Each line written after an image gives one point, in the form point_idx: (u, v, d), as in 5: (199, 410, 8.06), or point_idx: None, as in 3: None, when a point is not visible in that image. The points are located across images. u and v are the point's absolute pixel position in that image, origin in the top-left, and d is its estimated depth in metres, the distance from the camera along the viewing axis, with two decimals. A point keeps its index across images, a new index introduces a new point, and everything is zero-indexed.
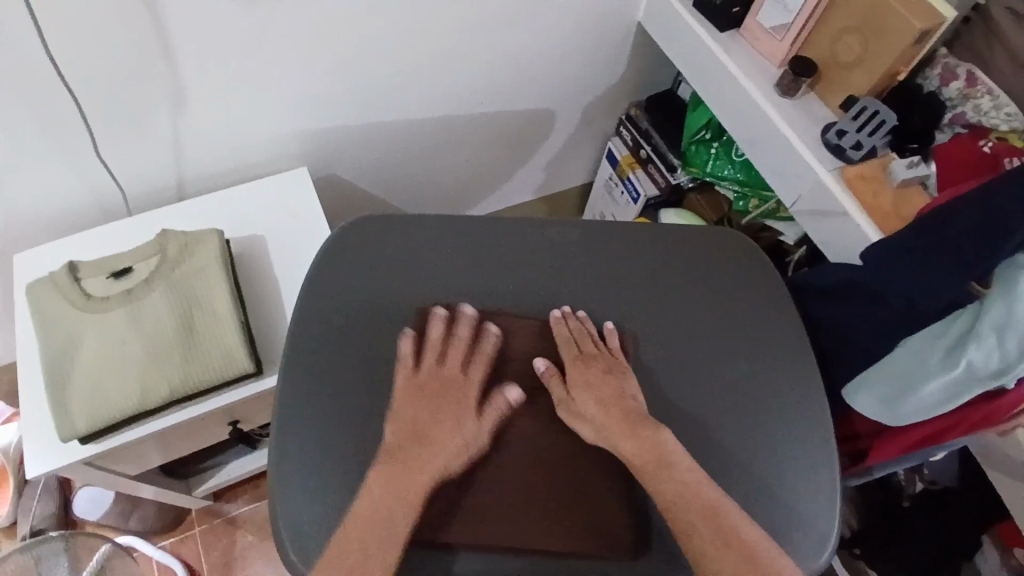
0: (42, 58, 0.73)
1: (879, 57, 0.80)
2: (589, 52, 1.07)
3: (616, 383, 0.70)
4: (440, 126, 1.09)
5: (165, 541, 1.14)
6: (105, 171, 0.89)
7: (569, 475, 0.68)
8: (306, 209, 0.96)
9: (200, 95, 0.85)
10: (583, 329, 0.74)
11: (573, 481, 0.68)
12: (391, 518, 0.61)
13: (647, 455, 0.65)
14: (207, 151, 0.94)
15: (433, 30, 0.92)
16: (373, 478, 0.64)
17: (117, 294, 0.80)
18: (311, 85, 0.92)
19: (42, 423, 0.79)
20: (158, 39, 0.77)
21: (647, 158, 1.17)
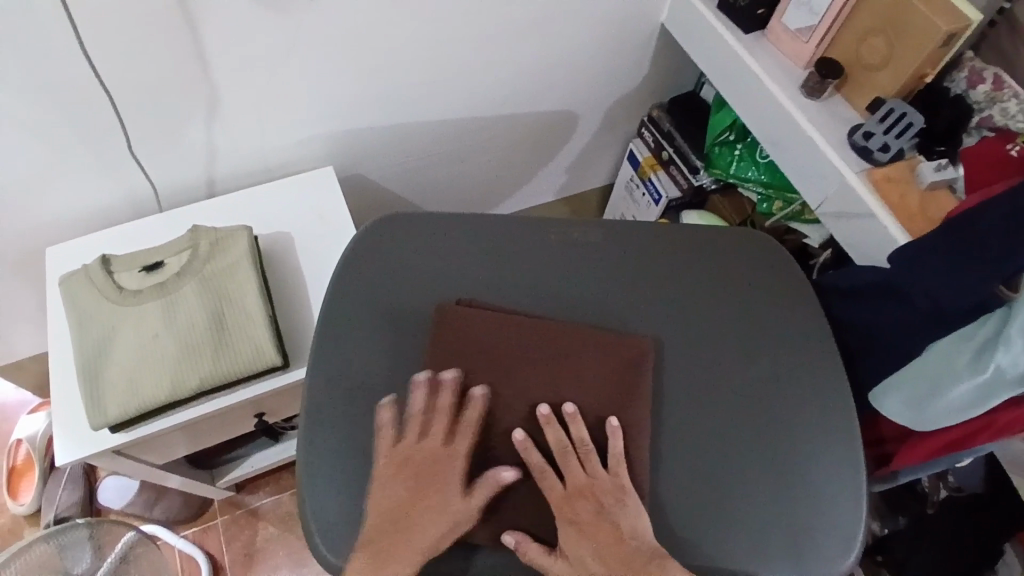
0: (82, 61, 0.75)
1: (907, 58, 0.80)
2: (612, 55, 1.08)
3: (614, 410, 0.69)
4: (464, 128, 1.10)
5: (188, 532, 1.16)
6: (138, 169, 0.91)
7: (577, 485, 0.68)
8: (333, 207, 0.98)
9: (231, 98, 0.87)
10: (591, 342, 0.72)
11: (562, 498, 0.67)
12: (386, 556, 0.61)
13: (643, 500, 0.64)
14: (236, 151, 0.96)
15: (459, 34, 0.93)
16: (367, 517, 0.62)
17: (149, 288, 0.82)
18: (339, 88, 0.94)
19: (73, 414, 0.80)
20: (192, 44, 0.78)
21: (670, 159, 1.17)
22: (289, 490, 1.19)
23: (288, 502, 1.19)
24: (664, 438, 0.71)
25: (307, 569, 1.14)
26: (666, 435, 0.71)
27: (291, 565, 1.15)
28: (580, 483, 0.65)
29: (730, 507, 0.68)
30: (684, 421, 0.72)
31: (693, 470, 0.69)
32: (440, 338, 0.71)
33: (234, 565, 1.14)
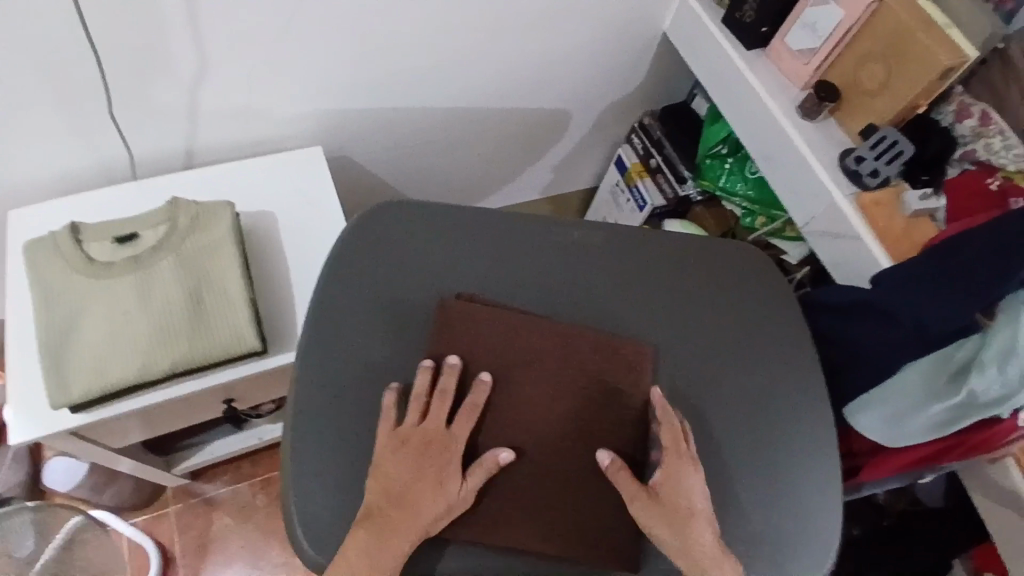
0: (68, 19, 0.70)
1: (904, 88, 0.82)
2: (611, 58, 1.08)
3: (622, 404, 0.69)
4: (456, 118, 1.08)
5: (140, 518, 1.11)
6: (116, 136, 0.86)
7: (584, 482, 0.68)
8: (320, 188, 0.94)
9: (224, 66, 0.83)
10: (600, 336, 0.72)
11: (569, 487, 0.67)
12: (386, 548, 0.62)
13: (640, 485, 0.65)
14: (221, 123, 0.91)
15: (464, 23, 0.92)
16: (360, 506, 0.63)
17: (121, 260, 0.77)
18: (336, 68, 0.91)
19: (30, 389, 0.75)
20: (188, 9, 0.74)
21: (657, 167, 1.18)
22: (249, 479, 1.15)
23: (246, 491, 1.15)
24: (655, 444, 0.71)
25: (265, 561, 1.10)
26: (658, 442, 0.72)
27: (247, 557, 1.11)
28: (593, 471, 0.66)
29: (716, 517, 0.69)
30: None
31: None
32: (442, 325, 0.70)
33: (187, 555, 1.09)
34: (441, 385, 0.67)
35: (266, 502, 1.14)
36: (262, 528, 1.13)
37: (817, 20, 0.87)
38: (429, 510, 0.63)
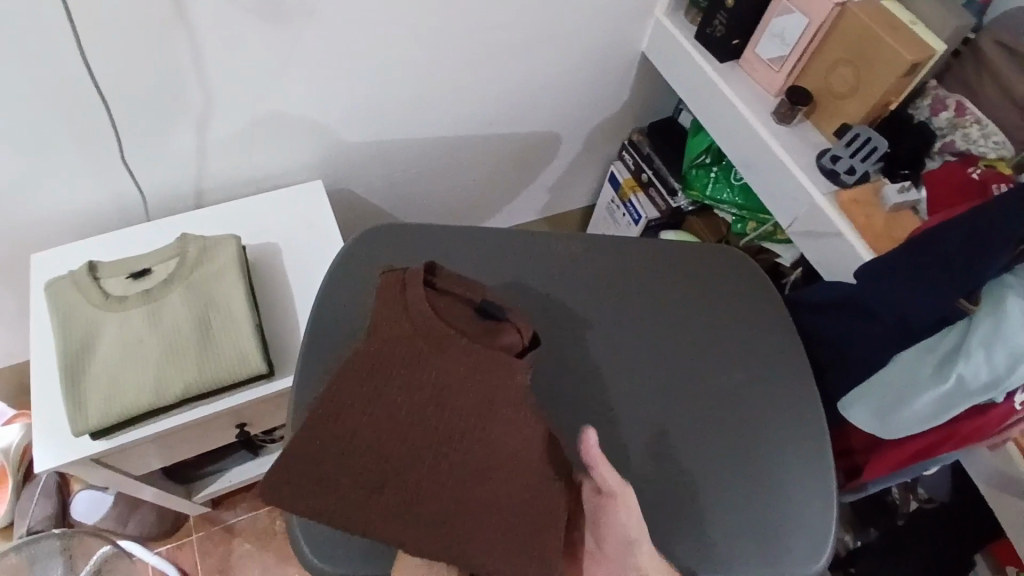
0: (82, 70, 0.77)
1: (873, 87, 0.85)
2: (595, 79, 1.12)
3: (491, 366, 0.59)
4: (450, 146, 1.13)
5: (162, 547, 1.14)
6: (129, 176, 0.92)
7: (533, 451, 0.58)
8: (321, 219, 0.99)
9: (225, 108, 0.89)
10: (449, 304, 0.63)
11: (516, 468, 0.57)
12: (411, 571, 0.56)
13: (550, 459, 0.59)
14: (227, 163, 0.97)
15: (450, 55, 0.97)
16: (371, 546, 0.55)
17: (135, 294, 0.82)
18: (332, 104, 0.96)
19: (53, 420, 0.80)
20: (192, 57, 0.81)
21: (649, 181, 1.21)
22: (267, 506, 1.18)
23: (264, 518, 1.18)
24: (646, 444, 0.73)
25: None
26: (646, 441, 0.74)
27: None
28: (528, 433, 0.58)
29: (711, 512, 0.70)
30: (663, 427, 0.75)
31: (673, 474, 0.72)
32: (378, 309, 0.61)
33: None
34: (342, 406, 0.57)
35: (283, 527, 1.17)
36: (281, 553, 1.15)
37: (784, 30, 0.91)
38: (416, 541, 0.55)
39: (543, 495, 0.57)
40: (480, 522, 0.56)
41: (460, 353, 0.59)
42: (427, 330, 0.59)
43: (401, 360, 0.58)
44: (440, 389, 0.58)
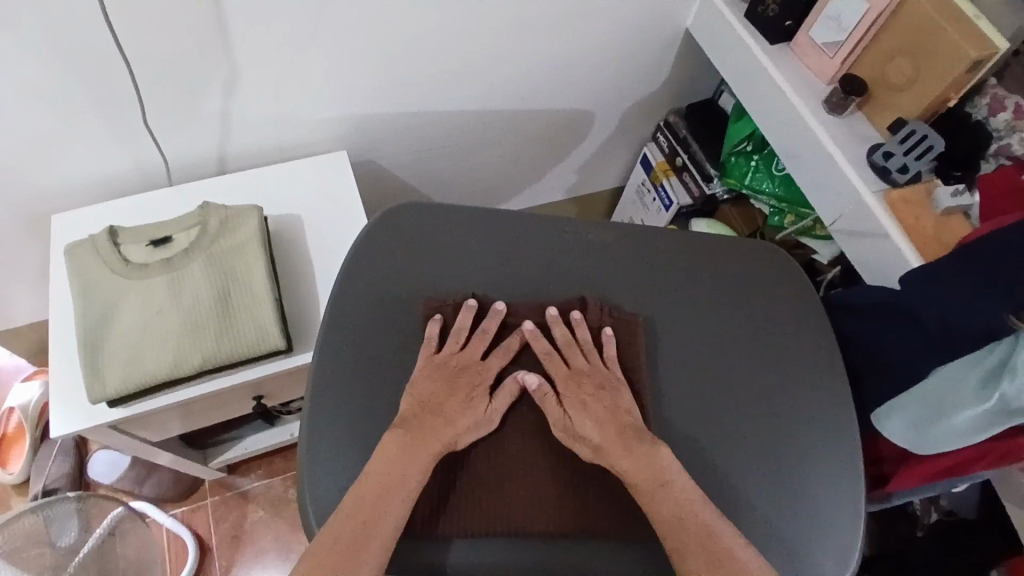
0: (104, 35, 0.74)
1: (933, 81, 0.79)
2: (636, 55, 1.07)
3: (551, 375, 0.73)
4: (479, 122, 1.10)
5: (176, 509, 1.15)
6: (151, 142, 0.90)
7: None
8: (343, 193, 0.97)
9: (247, 75, 0.86)
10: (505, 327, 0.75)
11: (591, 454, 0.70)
12: (512, 515, 0.67)
13: None
14: (251, 131, 0.95)
15: (483, 26, 0.92)
16: (476, 522, 0.66)
17: (156, 262, 0.81)
18: (357, 74, 0.93)
19: (70, 386, 0.79)
20: (216, 23, 0.78)
21: (684, 166, 1.16)
22: (282, 474, 1.19)
23: (278, 485, 1.19)
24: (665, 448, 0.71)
25: (295, 554, 1.14)
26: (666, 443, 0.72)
27: (278, 549, 1.15)
28: None
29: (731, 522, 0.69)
30: (690, 430, 0.72)
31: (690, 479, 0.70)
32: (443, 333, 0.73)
33: (221, 545, 1.14)
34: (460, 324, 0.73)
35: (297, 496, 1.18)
36: (294, 521, 1.16)
37: (841, 13, 0.85)
38: (518, 511, 0.67)
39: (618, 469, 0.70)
40: (570, 497, 0.68)
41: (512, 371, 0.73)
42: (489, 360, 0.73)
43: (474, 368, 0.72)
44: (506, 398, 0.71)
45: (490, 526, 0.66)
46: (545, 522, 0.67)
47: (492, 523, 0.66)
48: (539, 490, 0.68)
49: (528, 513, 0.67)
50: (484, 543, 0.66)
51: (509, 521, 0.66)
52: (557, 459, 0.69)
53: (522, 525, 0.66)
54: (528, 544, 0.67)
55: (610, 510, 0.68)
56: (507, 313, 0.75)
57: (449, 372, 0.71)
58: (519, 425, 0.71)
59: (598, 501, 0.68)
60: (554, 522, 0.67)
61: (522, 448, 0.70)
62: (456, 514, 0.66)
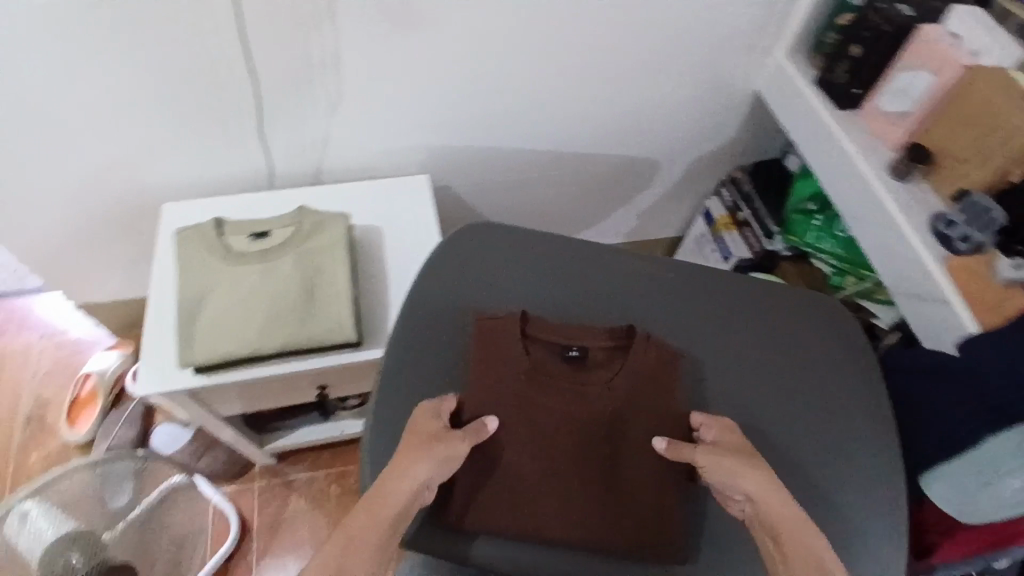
0: (241, 46, 0.85)
1: (996, 155, 0.81)
2: (707, 111, 1.13)
3: (593, 393, 0.75)
4: (551, 160, 1.16)
5: (225, 489, 1.21)
6: (257, 148, 1.00)
7: (640, 463, 0.73)
8: (421, 210, 1.04)
9: (352, 97, 0.95)
10: (553, 342, 0.78)
11: (622, 473, 0.73)
12: (537, 521, 0.71)
13: (650, 467, 0.73)
14: (346, 148, 1.04)
15: (568, 71, 1.00)
16: (504, 521, 0.71)
17: (254, 252, 0.89)
18: (448, 107, 1.01)
19: (160, 351, 0.86)
20: (334, 47, 0.88)
21: (745, 221, 1.19)
22: (326, 470, 1.24)
23: (320, 480, 1.23)
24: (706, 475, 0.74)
25: None
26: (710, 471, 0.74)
27: (313, 541, 1.18)
28: (635, 447, 0.74)
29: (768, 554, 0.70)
30: None
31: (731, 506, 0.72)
32: (493, 341, 0.76)
33: (260, 529, 1.19)
34: (511, 334, 0.76)
35: (337, 493, 1.22)
36: (331, 517, 1.20)
37: (908, 84, 0.89)
38: (545, 517, 0.71)
39: (646, 490, 0.73)
40: (596, 511, 0.71)
41: (558, 385, 0.75)
42: (533, 371, 0.75)
43: (517, 376, 0.75)
44: (545, 411, 0.74)
45: (516, 528, 0.71)
46: (568, 532, 0.71)
47: (519, 523, 0.71)
48: (566, 502, 0.72)
49: (554, 520, 0.71)
50: (504, 541, 0.72)
51: (533, 525, 0.71)
52: (587, 474, 0.72)
53: (546, 532, 0.71)
54: (548, 548, 0.72)
55: (628, 534, 0.71)
56: (552, 328, 0.78)
57: (497, 378, 0.75)
58: (556, 437, 0.73)
59: (614, 527, 0.71)
60: (579, 533, 0.71)
61: (556, 460, 0.72)
62: (478, 515, 0.71)
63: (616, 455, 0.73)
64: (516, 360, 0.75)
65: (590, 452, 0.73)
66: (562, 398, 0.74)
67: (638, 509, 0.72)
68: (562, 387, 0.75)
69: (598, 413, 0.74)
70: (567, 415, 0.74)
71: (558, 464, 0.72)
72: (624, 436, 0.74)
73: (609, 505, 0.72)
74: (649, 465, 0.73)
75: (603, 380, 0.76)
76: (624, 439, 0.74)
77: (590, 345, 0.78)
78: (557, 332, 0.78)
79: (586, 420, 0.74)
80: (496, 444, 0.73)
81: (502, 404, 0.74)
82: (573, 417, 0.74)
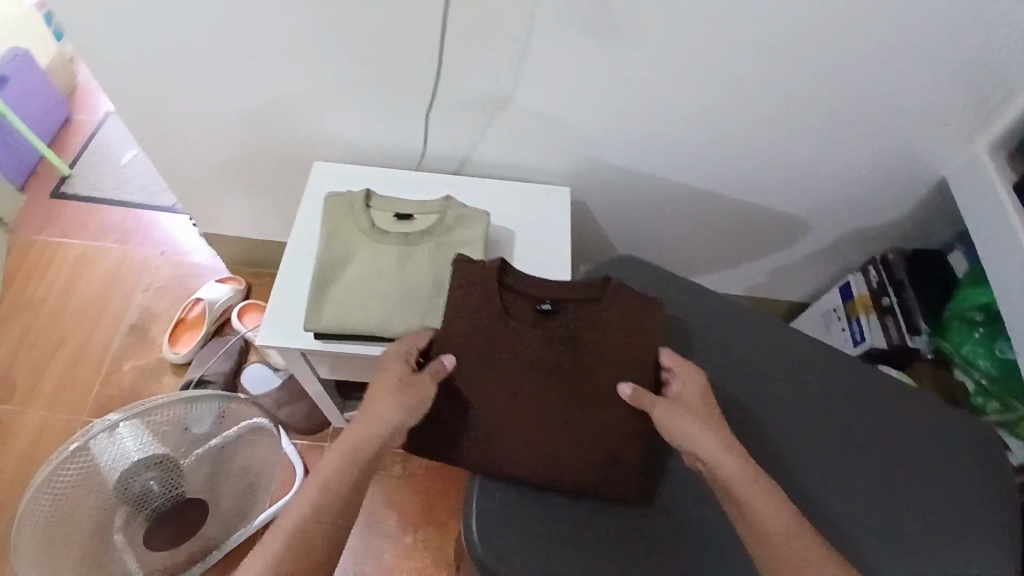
0: (432, 28, 0.84)
1: None
2: (876, 186, 1.06)
3: (563, 345, 0.79)
4: (697, 200, 1.11)
5: (297, 441, 1.24)
6: (416, 125, 1.00)
7: (587, 404, 0.78)
8: (558, 223, 1.01)
9: (523, 96, 0.93)
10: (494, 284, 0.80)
11: (591, 421, 0.77)
12: (521, 466, 0.74)
13: (623, 419, 0.77)
14: (500, 144, 1.02)
15: (746, 116, 0.95)
16: (483, 457, 0.75)
17: (395, 233, 0.88)
18: (613, 126, 0.98)
19: (286, 308, 0.87)
20: (522, 46, 0.86)
21: (889, 308, 1.12)
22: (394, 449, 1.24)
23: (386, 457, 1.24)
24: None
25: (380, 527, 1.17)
26: None
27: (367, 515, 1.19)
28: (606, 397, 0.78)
29: None
30: None
31: None
32: (454, 281, 0.80)
33: None
34: (468, 274, 0.81)
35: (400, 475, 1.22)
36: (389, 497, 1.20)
37: None
38: (530, 463, 0.74)
39: (620, 439, 0.77)
40: (574, 458, 0.75)
41: (510, 326, 0.79)
42: (504, 315, 0.80)
43: (496, 324, 0.79)
44: (500, 348, 0.78)
45: (497, 468, 0.75)
46: (547, 477, 0.74)
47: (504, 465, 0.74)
48: (545, 445, 0.76)
49: (536, 466, 0.74)
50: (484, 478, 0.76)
51: (512, 468, 0.74)
52: (541, 411, 0.77)
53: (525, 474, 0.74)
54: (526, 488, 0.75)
55: (604, 481, 0.75)
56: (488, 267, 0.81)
57: (463, 316, 0.79)
58: (532, 382, 0.78)
59: (592, 473, 0.75)
60: (558, 476, 0.74)
61: (533, 402, 0.77)
62: (465, 444, 0.76)
63: (587, 405, 0.78)
64: (480, 300, 0.80)
65: (531, 391, 0.77)
66: (541, 345, 0.79)
67: (568, 446, 0.76)
68: (534, 330, 0.79)
69: (572, 363, 0.79)
70: (542, 362, 0.78)
71: (535, 398, 0.77)
72: (599, 388, 0.78)
73: (584, 453, 0.76)
74: (619, 416, 0.77)
75: (575, 333, 0.80)
76: (564, 382, 0.78)
77: (564, 298, 0.81)
78: (532, 283, 0.81)
79: (511, 357, 0.78)
80: (464, 379, 0.77)
81: (483, 346, 0.78)
82: (517, 354, 0.78)
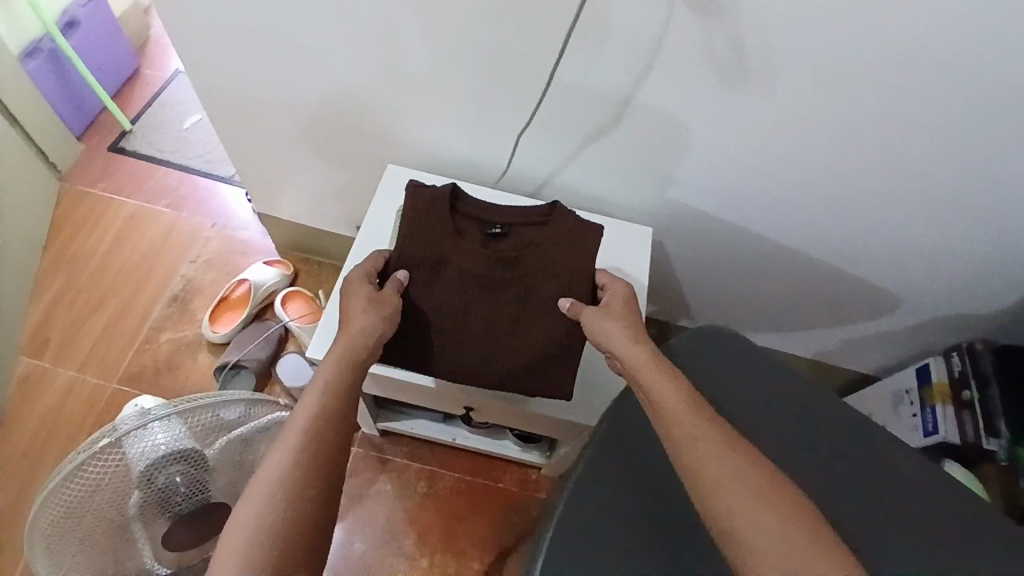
0: (538, 49, 0.79)
1: None
2: (979, 276, 0.98)
3: (509, 266, 0.83)
4: (783, 259, 1.04)
5: None
6: (502, 142, 0.94)
7: (535, 319, 0.82)
8: (635, 267, 0.95)
9: (621, 129, 0.87)
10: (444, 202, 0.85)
11: (536, 334, 0.82)
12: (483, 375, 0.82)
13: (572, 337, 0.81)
14: (586, 173, 0.96)
15: (856, 185, 0.87)
16: (450, 366, 0.82)
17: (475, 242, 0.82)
18: (710, 173, 0.91)
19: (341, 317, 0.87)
20: (633, 79, 0.80)
21: (969, 402, 1.04)
22: (421, 464, 1.20)
23: (412, 472, 1.19)
24: None
25: (395, 544, 1.13)
26: None
27: (384, 530, 1.14)
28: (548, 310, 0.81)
29: None
30: None
31: None
32: (416, 206, 0.84)
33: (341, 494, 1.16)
34: (432, 196, 0.85)
35: (423, 493, 1.18)
36: (409, 514, 1.16)
37: None
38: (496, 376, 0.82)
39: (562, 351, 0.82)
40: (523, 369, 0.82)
41: (459, 243, 0.84)
42: (449, 230, 0.84)
43: (454, 246, 0.83)
44: (466, 267, 0.82)
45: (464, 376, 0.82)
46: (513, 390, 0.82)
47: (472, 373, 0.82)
48: (505, 360, 0.82)
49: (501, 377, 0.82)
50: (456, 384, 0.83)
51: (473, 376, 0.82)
52: (496, 325, 0.82)
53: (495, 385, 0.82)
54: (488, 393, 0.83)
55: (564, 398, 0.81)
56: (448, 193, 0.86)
57: (432, 239, 0.83)
58: (490, 300, 0.82)
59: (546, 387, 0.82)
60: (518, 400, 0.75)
61: (471, 306, 0.82)
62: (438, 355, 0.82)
63: (532, 320, 0.82)
64: (431, 216, 0.84)
65: (472, 300, 0.82)
66: (485, 262, 0.83)
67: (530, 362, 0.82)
68: (480, 250, 0.84)
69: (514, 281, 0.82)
70: (480, 273, 0.83)
71: (471, 304, 0.82)
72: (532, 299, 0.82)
73: (534, 365, 0.82)
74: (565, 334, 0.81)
75: (517, 252, 0.84)
76: (506, 292, 0.82)
77: (510, 223, 0.86)
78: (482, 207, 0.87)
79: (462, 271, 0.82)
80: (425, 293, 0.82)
81: (441, 261, 0.82)
82: (470, 269, 0.83)
